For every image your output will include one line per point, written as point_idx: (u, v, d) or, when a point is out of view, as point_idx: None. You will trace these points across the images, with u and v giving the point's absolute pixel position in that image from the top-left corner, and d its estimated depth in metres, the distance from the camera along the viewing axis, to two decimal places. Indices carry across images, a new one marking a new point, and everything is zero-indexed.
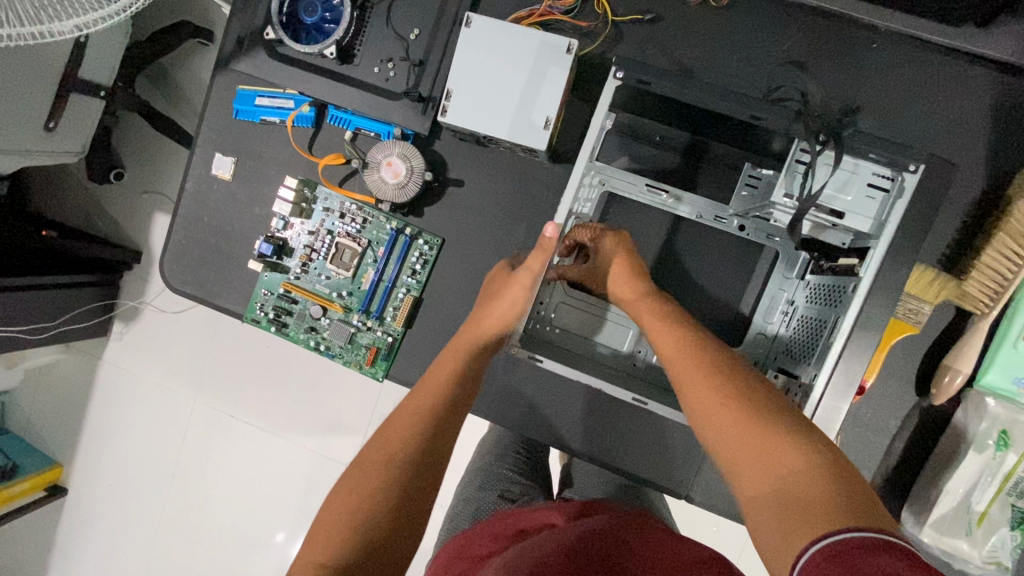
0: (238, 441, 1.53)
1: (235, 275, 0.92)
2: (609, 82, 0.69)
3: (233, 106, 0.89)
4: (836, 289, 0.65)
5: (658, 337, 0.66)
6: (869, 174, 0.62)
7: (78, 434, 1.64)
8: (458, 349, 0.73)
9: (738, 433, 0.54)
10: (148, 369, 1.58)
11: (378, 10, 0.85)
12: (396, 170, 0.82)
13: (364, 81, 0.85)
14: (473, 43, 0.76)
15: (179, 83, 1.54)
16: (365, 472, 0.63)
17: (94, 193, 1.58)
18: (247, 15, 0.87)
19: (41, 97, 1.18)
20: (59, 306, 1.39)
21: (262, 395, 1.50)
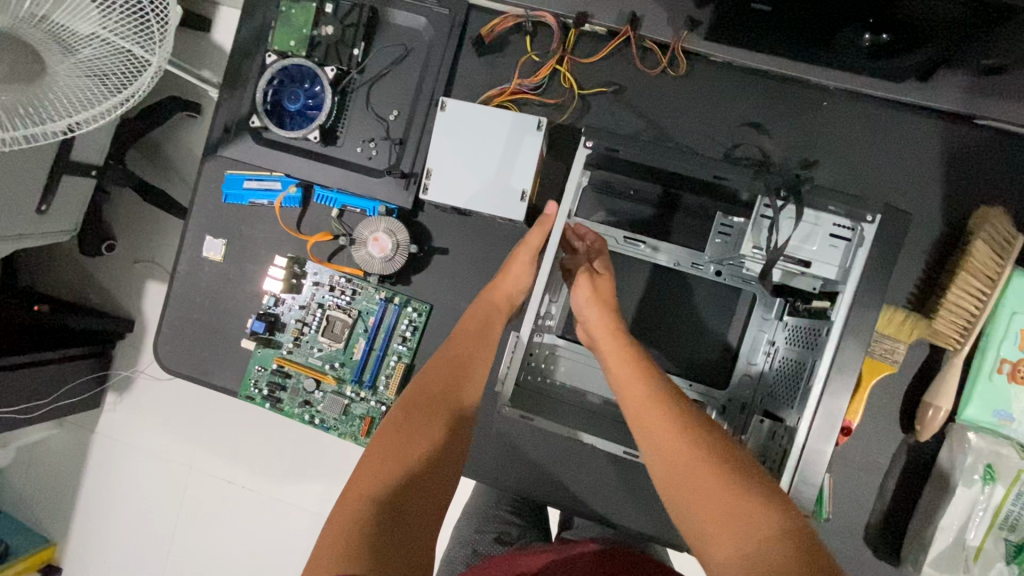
0: (236, 509, 1.51)
1: (229, 353, 0.93)
2: (579, 151, 0.71)
3: (222, 190, 0.93)
4: (812, 332, 0.68)
5: (625, 388, 0.64)
6: (830, 225, 0.65)
7: (71, 510, 1.61)
8: (473, 328, 0.75)
9: (705, 488, 0.53)
10: (142, 439, 1.57)
11: (357, 95, 0.90)
12: (382, 245, 0.84)
13: (348, 161, 0.90)
14: (450, 124, 0.80)
15: (169, 156, 1.58)
16: (414, 416, 0.64)
17: (86, 266, 1.61)
18: (234, 104, 0.92)
19: (33, 184, 1.23)
20: (50, 382, 1.40)
21: (259, 459, 1.49)
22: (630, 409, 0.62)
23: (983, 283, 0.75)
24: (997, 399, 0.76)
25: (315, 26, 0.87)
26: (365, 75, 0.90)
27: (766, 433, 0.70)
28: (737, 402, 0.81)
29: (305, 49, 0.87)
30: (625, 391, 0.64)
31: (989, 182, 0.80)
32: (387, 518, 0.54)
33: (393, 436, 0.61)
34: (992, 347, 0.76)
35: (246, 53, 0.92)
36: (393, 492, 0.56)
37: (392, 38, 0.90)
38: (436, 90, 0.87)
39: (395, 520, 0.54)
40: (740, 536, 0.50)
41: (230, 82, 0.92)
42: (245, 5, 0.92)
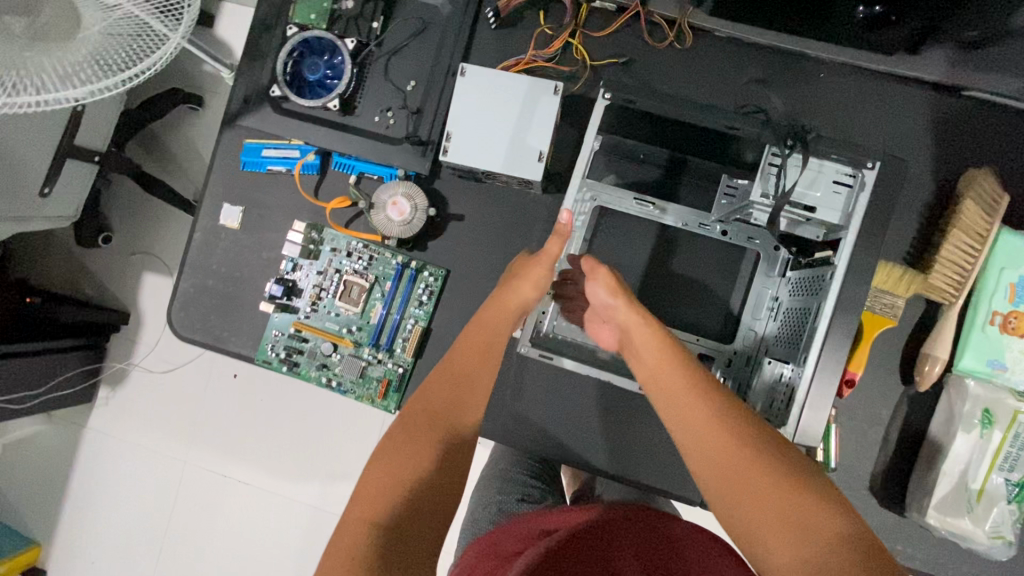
0: (232, 502, 1.50)
1: (245, 319, 0.94)
2: (598, 102, 0.75)
3: (241, 158, 0.94)
4: (816, 279, 0.71)
5: (665, 385, 0.65)
6: (833, 173, 0.69)
7: (59, 510, 1.57)
8: (483, 335, 0.74)
9: (750, 496, 0.53)
10: (133, 434, 1.55)
11: (376, 66, 0.93)
12: (401, 208, 0.86)
13: (365, 130, 0.92)
14: (468, 89, 0.83)
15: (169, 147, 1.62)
16: (408, 439, 0.63)
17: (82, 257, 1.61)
18: (254, 74, 0.93)
19: (38, 166, 1.24)
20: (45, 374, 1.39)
21: (258, 450, 1.49)
22: (672, 407, 0.62)
23: (972, 237, 0.80)
24: (990, 350, 0.80)
25: (335, 2, 0.92)
26: (383, 47, 0.92)
27: (775, 374, 0.73)
28: (744, 352, 0.83)
29: (325, 22, 0.91)
30: (665, 389, 0.64)
31: (977, 146, 0.85)
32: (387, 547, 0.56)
33: (393, 458, 0.61)
34: (984, 301, 0.81)
35: (265, 27, 0.94)
36: (392, 521, 0.58)
37: (410, 14, 0.93)
38: (453, 61, 0.91)
39: (399, 542, 0.57)
40: (794, 537, 0.50)
41: (249, 54, 0.94)
42: None
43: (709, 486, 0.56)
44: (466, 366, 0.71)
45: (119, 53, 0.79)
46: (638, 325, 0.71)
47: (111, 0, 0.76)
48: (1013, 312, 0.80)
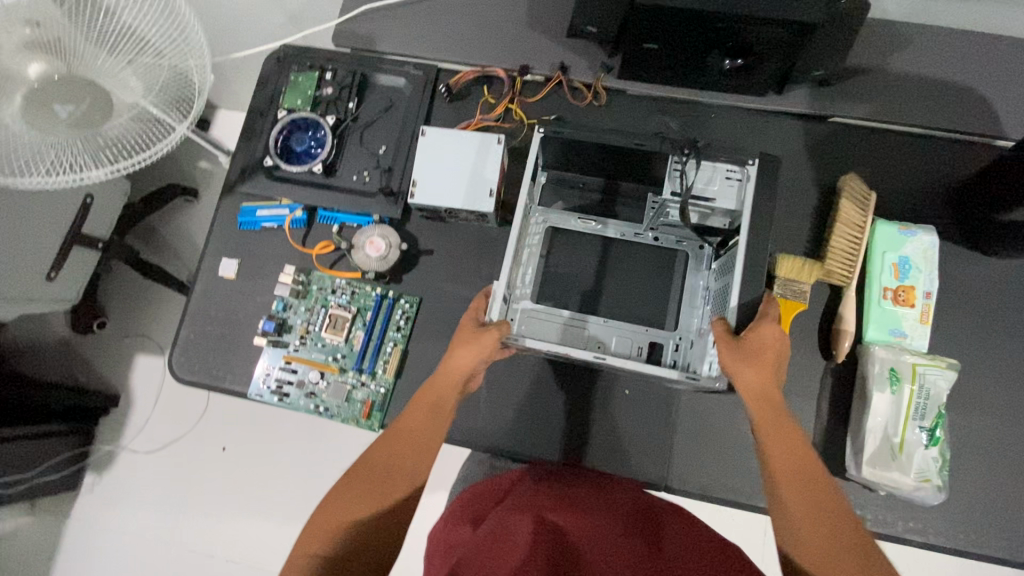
0: (235, 536, 1.78)
1: (240, 358, 1.04)
2: (535, 135, 0.94)
3: (238, 219, 1.10)
4: (731, 255, 0.89)
5: (767, 421, 0.76)
6: (724, 171, 0.90)
7: (74, 551, 1.83)
8: (430, 404, 0.86)
9: (821, 532, 0.66)
10: (157, 472, 1.86)
11: (353, 137, 1.12)
12: (377, 246, 1.01)
13: (346, 187, 1.09)
14: (427, 146, 1.01)
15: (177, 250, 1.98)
16: (358, 482, 0.77)
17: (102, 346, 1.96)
18: (249, 150, 1.12)
19: (46, 253, 1.45)
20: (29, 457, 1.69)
21: (273, 493, 1.80)
22: (769, 439, 0.75)
23: (853, 229, 0.97)
24: (889, 321, 0.94)
25: (318, 89, 1.13)
26: (358, 122, 1.12)
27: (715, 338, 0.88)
28: (686, 337, 0.95)
29: (310, 105, 1.11)
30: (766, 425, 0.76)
31: (846, 159, 1.04)
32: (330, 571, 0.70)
33: (338, 504, 0.75)
34: (875, 279, 0.95)
35: (261, 113, 1.14)
36: (335, 554, 0.71)
37: (378, 96, 1.14)
38: (414, 128, 1.10)
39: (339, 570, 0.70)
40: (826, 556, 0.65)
41: (246, 135, 1.13)
42: (260, 79, 1.17)
43: (788, 508, 0.70)
44: (415, 432, 0.83)
45: (133, 140, 0.94)
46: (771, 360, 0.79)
47: (129, 98, 0.93)
48: (901, 286, 0.95)
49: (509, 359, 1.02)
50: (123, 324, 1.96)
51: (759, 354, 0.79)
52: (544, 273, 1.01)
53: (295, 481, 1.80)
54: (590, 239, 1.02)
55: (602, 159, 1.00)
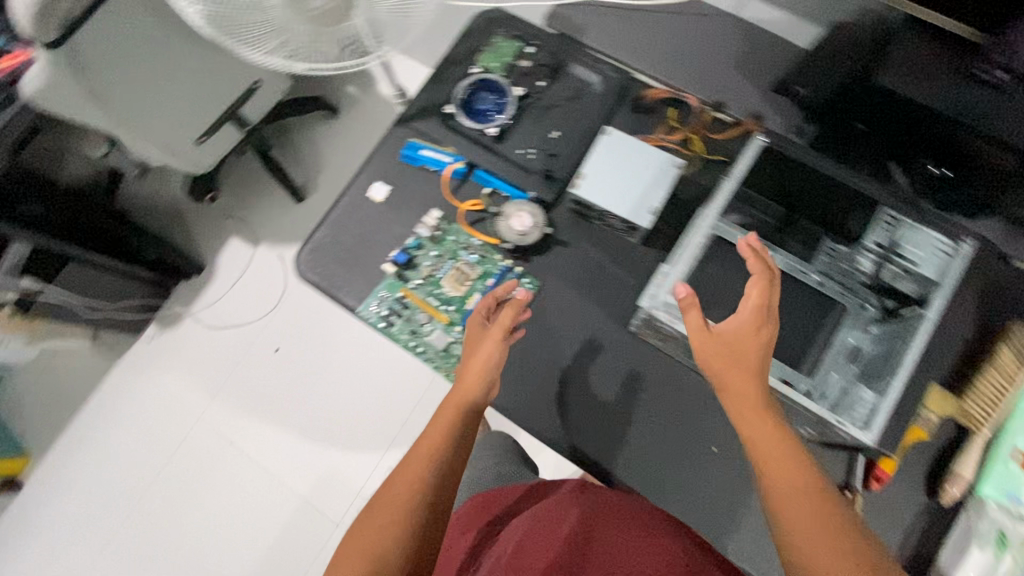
0: (260, 432, 1.89)
1: (361, 278, 1.08)
2: (755, 141, 1.00)
3: (402, 151, 1.14)
4: (906, 325, 0.93)
5: (753, 426, 0.75)
6: (939, 242, 0.95)
7: (114, 389, 1.95)
8: (447, 414, 0.86)
9: (819, 539, 0.66)
10: (210, 347, 1.96)
11: (532, 112, 1.14)
12: (523, 221, 1.04)
13: (509, 156, 1.12)
14: (607, 145, 1.01)
15: (302, 159, 2.09)
16: (381, 509, 0.75)
17: (205, 217, 2.08)
18: (434, 92, 1.16)
19: (203, 121, 1.53)
20: (112, 291, 1.80)
21: (308, 405, 1.88)
22: (759, 444, 0.74)
23: (1004, 378, 0.92)
24: (1013, 482, 0.84)
25: (515, 59, 1.16)
26: (541, 100, 1.15)
27: (855, 394, 0.92)
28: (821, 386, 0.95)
29: (503, 71, 1.15)
30: (751, 426, 0.75)
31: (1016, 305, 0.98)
32: None
33: (362, 540, 0.72)
34: (1014, 432, 0.86)
35: (455, 61, 1.18)
36: None
37: (568, 83, 1.16)
38: (590, 126, 1.12)
39: None
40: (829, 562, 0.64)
41: (435, 77, 1.17)
42: (465, 30, 1.20)
43: (784, 515, 0.68)
44: (432, 445, 0.81)
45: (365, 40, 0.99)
46: (756, 352, 0.79)
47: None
48: None
49: (606, 371, 1.03)
50: (231, 206, 2.08)
51: (739, 347, 0.79)
52: (698, 277, 1.01)
53: (331, 404, 1.88)
54: (728, 290, 1.01)
55: (804, 187, 1.02)
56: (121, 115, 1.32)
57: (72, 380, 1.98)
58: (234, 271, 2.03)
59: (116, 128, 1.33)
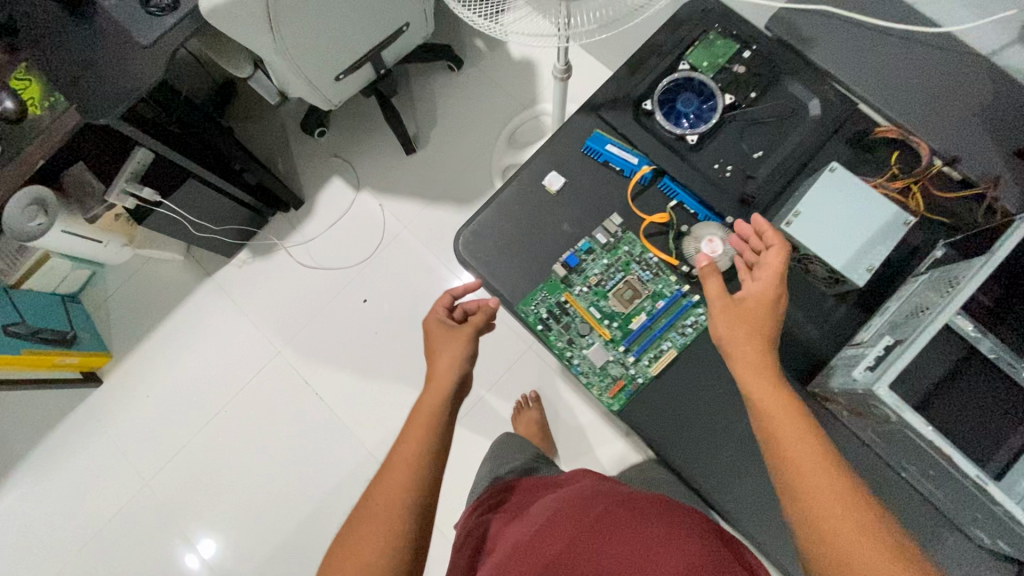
0: (335, 378, 1.89)
1: (521, 270, 1.01)
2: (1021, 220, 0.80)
3: (585, 142, 1.05)
4: None
5: (764, 397, 0.74)
6: None
7: (200, 308, 1.97)
8: (427, 408, 0.85)
9: (854, 521, 0.64)
10: (298, 283, 1.95)
11: (735, 124, 1.03)
12: (715, 247, 0.95)
13: (702, 170, 1.02)
14: (829, 183, 0.91)
15: (416, 108, 2.00)
16: (379, 510, 0.75)
17: (309, 151, 2.01)
18: (630, 82, 1.05)
19: (347, 57, 1.44)
20: (216, 213, 1.75)
21: (389, 362, 1.88)
22: (770, 415, 0.73)
23: None
24: None
25: (729, 62, 1.04)
26: (747, 112, 1.03)
27: None
28: None
29: (713, 73, 1.04)
30: (764, 399, 0.74)
31: None
32: None
33: (359, 546, 0.72)
34: None
35: (660, 51, 1.06)
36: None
37: (781, 99, 1.03)
38: (797, 152, 1.01)
39: None
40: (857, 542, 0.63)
41: (633, 65, 1.06)
42: (674, 17, 1.08)
43: (803, 490, 0.67)
44: (415, 434, 0.81)
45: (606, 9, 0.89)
46: (764, 321, 0.79)
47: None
48: None
49: None
50: (338, 143, 2.01)
51: (753, 314, 0.80)
52: None
53: (412, 365, 1.88)
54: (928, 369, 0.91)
55: None
56: (283, 44, 1.22)
57: (160, 288, 1.99)
58: (331, 212, 1.98)
59: (275, 56, 1.26)
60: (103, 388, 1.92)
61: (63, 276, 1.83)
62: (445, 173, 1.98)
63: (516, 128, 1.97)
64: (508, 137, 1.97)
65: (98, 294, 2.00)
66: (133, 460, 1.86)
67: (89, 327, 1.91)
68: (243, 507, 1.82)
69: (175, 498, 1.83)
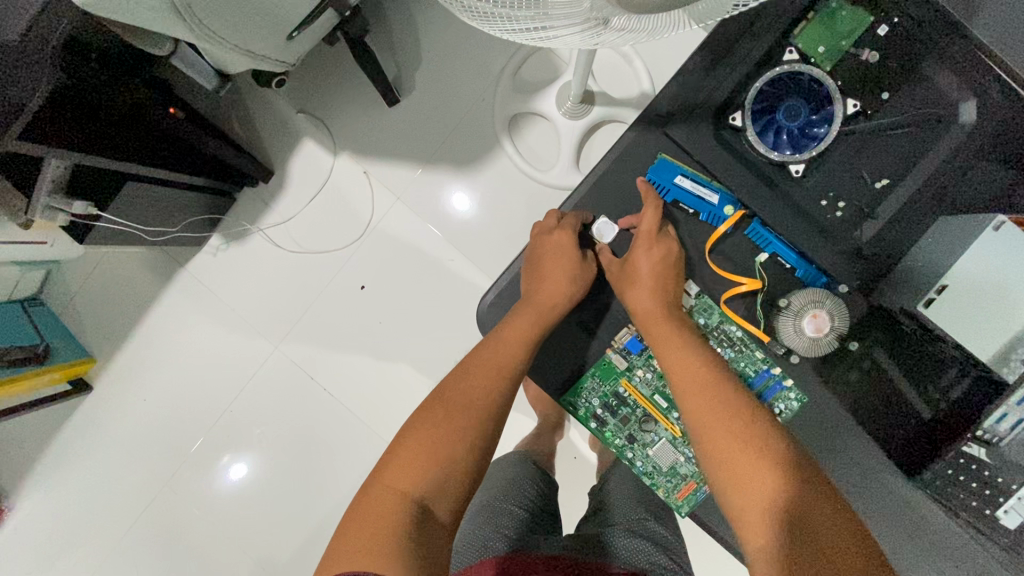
0: (335, 384, 1.57)
1: (568, 342, 0.86)
2: None
3: (647, 174, 0.81)
4: None
5: (662, 344, 0.76)
6: None
7: (166, 306, 1.62)
8: (515, 333, 0.82)
9: (732, 448, 0.68)
10: (275, 268, 1.60)
11: (849, 141, 0.78)
12: (820, 324, 0.74)
13: (803, 209, 0.78)
14: (989, 247, 0.67)
15: (393, 33, 1.52)
16: (444, 421, 0.75)
17: (268, 98, 1.57)
18: (706, 85, 0.79)
19: (299, 11, 1.02)
20: (169, 210, 1.39)
21: (397, 356, 1.56)
22: (671, 367, 0.75)
23: None
24: None
25: (856, 45, 0.76)
26: (869, 123, 0.77)
27: None
28: None
29: (832, 63, 0.76)
30: (661, 348, 0.76)
31: None
32: (417, 518, 0.66)
33: (425, 440, 0.73)
34: None
35: (752, 32, 0.77)
36: (422, 496, 0.69)
37: (921, 100, 0.75)
38: (934, 181, 0.75)
39: (426, 518, 0.67)
40: (753, 482, 0.65)
41: (714, 58, 0.78)
42: None
43: (702, 436, 0.70)
44: (497, 354, 0.81)
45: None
46: (652, 272, 0.78)
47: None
48: None
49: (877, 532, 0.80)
50: (302, 94, 1.56)
51: (641, 275, 0.78)
52: None
53: (426, 363, 1.55)
54: None
55: None
56: (207, 28, 0.86)
57: (127, 282, 1.63)
58: (305, 178, 1.58)
59: (201, 43, 0.89)
60: (95, 397, 1.62)
61: (15, 281, 1.44)
62: (438, 126, 1.54)
63: (523, 61, 1.48)
64: (513, 75, 1.49)
65: (59, 291, 1.63)
66: (137, 479, 1.59)
67: (60, 333, 1.57)
68: (254, 529, 1.57)
69: (170, 531, 1.58)
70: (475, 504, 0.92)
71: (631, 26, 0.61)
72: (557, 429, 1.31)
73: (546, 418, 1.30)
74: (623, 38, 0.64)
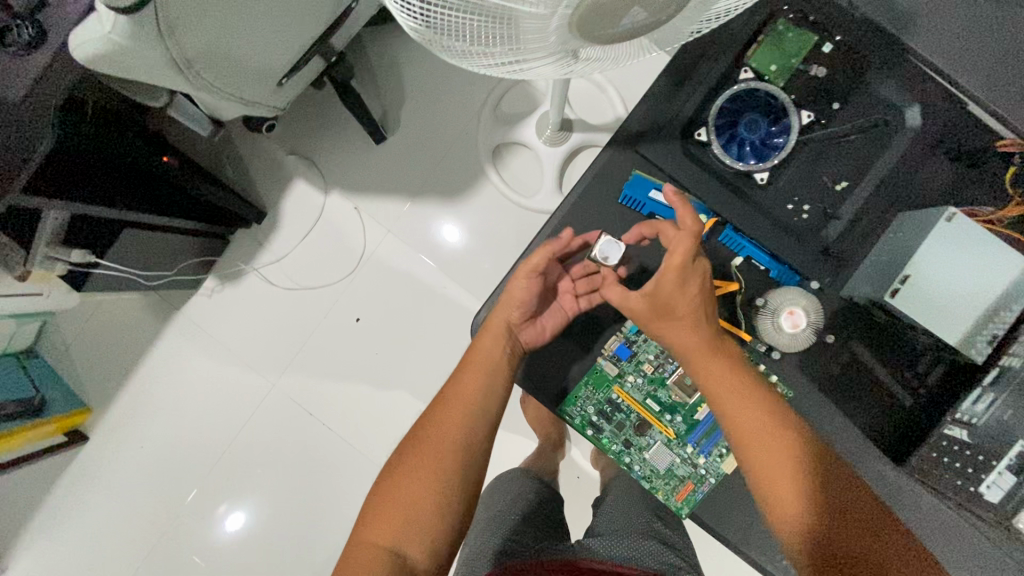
0: (333, 418, 1.58)
1: (559, 355, 0.89)
2: None
3: (622, 190, 0.86)
4: None
5: (709, 371, 0.75)
6: None
7: (162, 350, 1.63)
8: (471, 372, 0.84)
9: (789, 473, 0.68)
10: (270, 306, 1.62)
11: (808, 149, 0.84)
12: (797, 320, 0.80)
13: (771, 214, 0.84)
14: (946, 236, 0.73)
15: (377, 75, 1.60)
16: (414, 468, 0.76)
17: (258, 142, 1.63)
18: (672, 105, 0.84)
19: (288, 59, 1.08)
20: (163, 254, 1.42)
21: (394, 386, 1.57)
22: (722, 394, 0.73)
23: None
24: None
25: (804, 62, 0.83)
26: (824, 132, 0.84)
27: None
28: None
29: (784, 79, 0.83)
30: (708, 375, 0.75)
31: None
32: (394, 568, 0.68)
33: (398, 489, 0.74)
34: None
35: (710, 55, 0.83)
36: (397, 546, 0.70)
37: (870, 108, 0.82)
38: (887, 182, 0.81)
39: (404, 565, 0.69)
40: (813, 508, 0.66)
41: (676, 80, 0.84)
42: None
43: (755, 461, 0.70)
44: (458, 394, 0.82)
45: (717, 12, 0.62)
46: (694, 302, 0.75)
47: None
48: None
49: None
50: (292, 137, 1.62)
51: (683, 304, 0.75)
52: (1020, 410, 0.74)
53: (424, 391, 1.57)
54: None
55: None
56: (203, 79, 0.91)
57: (122, 329, 1.64)
58: (296, 216, 1.63)
59: (198, 92, 0.94)
60: (91, 447, 1.61)
61: (11, 334, 1.45)
62: (425, 160, 1.60)
63: (502, 95, 1.56)
64: (494, 108, 1.56)
65: (55, 342, 1.64)
66: (135, 530, 1.57)
67: (56, 384, 1.57)
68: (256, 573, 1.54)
69: None
70: (479, 523, 0.93)
71: (597, 57, 0.67)
72: (558, 447, 1.32)
73: (546, 436, 1.32)
74: (592, 67, 0.70)
